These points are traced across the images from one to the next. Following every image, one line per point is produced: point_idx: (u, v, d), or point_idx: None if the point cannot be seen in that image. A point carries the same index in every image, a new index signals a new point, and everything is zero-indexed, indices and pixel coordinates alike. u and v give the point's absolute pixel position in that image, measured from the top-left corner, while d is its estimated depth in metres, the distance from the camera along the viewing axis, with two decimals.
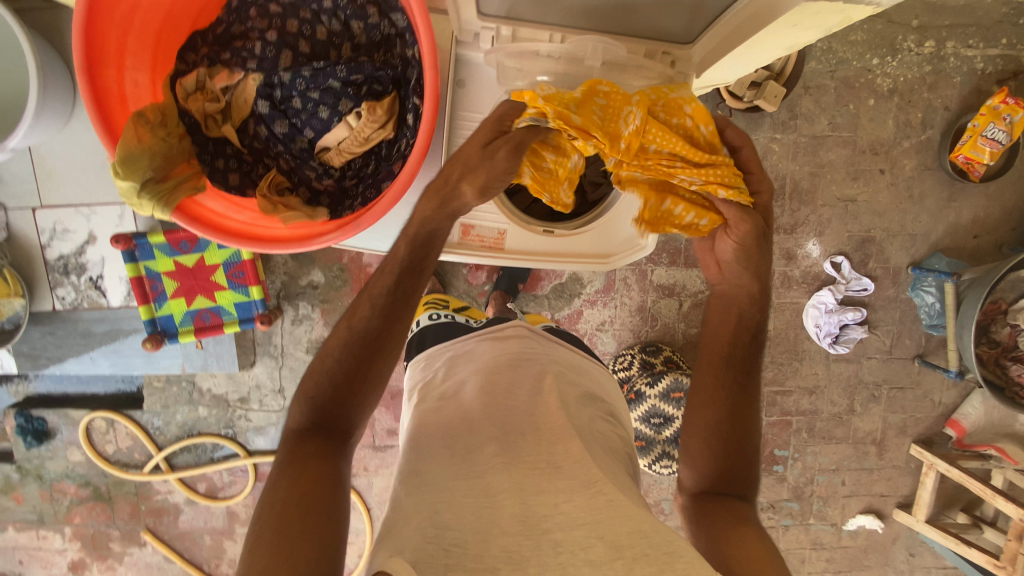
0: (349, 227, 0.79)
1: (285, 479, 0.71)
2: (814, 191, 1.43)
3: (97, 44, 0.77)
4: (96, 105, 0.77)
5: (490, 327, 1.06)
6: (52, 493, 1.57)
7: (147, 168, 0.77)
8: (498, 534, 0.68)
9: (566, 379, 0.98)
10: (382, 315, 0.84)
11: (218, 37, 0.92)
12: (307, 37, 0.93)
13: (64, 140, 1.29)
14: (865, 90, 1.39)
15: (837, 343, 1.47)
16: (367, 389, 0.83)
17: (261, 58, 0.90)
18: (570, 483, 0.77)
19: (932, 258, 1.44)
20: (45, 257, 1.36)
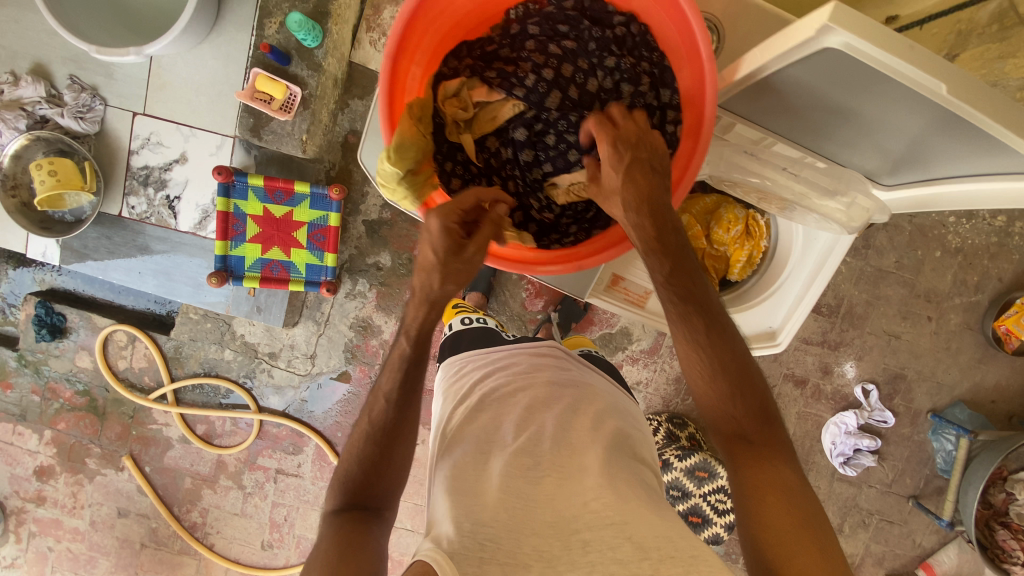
0: (572, 265, 0.80)
1: (328, 541, 0.71)
2: (865, 317, 1.51)
3: (407, 35, 0.77)
4: (387, 90, 0.76)
5: (523, 346, 1.00)
6: (44, 391, 1.51)
7: (412, 159, 0.77)
8: (529, 534, 0.67)
9: (597, 400, 0.89)
10: (398, 406, 0.81)
11: (485, 52, 0.86)
12: (578, 81, 0.84)
13: (191, 60, 1.29)
14: (934, 242, 1.47)
15: (847, 464, 1.54)
16: (396, 464, 0.80)
17: (529, 91, 0.83)
18: (599, 487, 0.71)
19: (954, 408, 1.52)
20: (129, 163, 1.34)
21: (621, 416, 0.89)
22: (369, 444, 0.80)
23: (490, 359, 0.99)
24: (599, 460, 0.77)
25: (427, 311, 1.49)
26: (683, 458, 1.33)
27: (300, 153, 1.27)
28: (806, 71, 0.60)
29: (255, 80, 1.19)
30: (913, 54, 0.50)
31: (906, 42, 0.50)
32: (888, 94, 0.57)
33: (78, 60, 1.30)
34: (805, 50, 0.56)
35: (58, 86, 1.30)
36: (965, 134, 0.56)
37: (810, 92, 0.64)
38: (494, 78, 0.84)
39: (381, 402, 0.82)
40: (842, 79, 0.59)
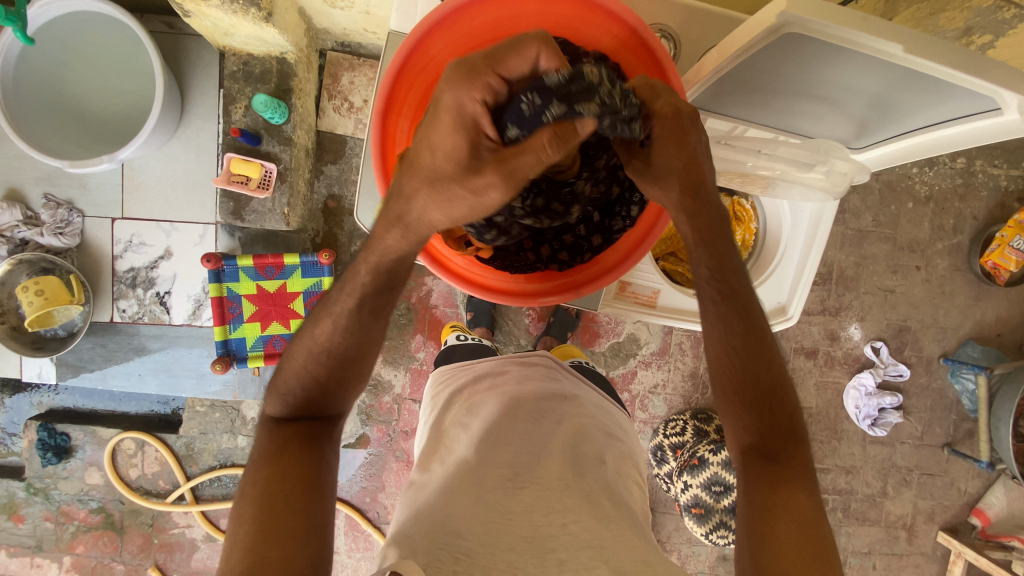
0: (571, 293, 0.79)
1: (268, 464, 0.68)
2: (857, 278, 1.55)
3: (394, 95, 0.81)
4: (379, 147, 0.81)
5: (513, 356, 1.00)
6: (57, 516, 1.46)
7: None
8: (504, 549, 0.64)
9: (580, 413, 0.90)
10: (353, 335, 0.72)
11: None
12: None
13: (162, 157, 1.32)
14: (905, 195, 1.53)
15: (875, 425, 1.54)
16: (351, 384, 0.76)
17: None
18: (576, 507, 0.71)
19: (965, 347, 1.54)
20: (115, 268, 1.35)
21: (607, 429, 0.90)
22: (318, 365, 0.72)
23: (477, 370, 0.98)
24: (583, 474, 0.77)
25: (432, 355, 1.47)
26: (717, 452, 1.31)
27: (283, 226, 1.30)
28: (769, 59, 0.65)
29: (230, 163, 1.23)
30: (866, 24, 0.56)
31: (856, 14, 0.56)
32: (850, 59, 0.61)
33: (51, 177, 1.31)
34: (766, 38, 0.60)
35: (33, 206, 1.31)
36: (927, 83, 0.61)
37: (772, 77, 0.68)
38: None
39: (334, 327, 0.71)
40: (802, 57, 0.63)
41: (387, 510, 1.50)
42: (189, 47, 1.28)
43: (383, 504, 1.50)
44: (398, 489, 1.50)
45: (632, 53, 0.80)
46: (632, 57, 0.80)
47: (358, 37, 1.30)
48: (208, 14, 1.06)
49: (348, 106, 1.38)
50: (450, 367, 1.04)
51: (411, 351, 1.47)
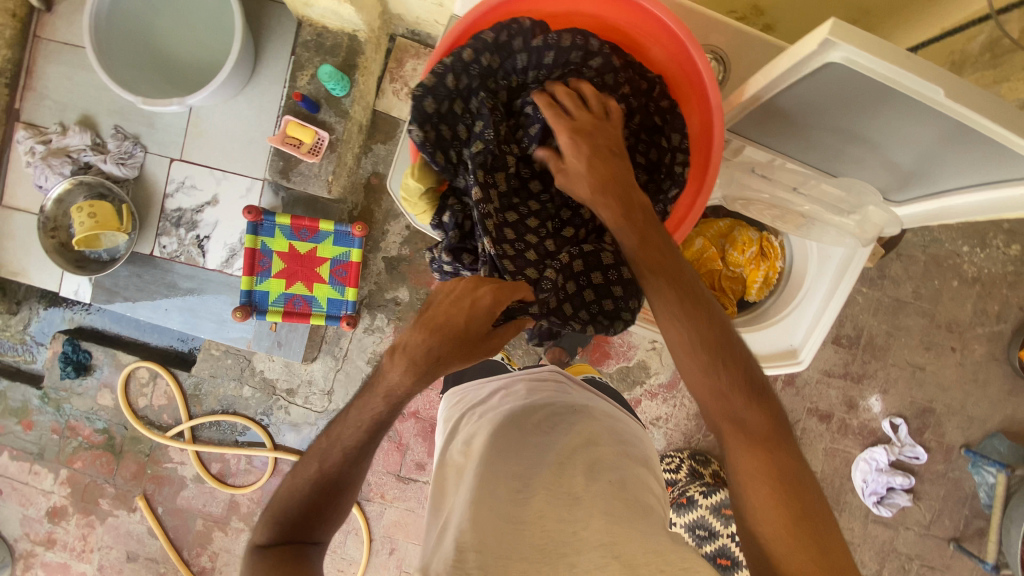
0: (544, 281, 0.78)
1: None
2: (887, 348, 1.49)
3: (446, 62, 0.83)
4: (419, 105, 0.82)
5: (526, 372, 0.99)
6: (64, 430, 1.53)
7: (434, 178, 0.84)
8: (519, 560, 0.61)
9: (590, 426, 0.88)
10: (354, 457, 0.72)
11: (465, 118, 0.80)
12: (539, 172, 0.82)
13: (226, 109, 1.39)
14: (950, 272, 1.47)
15: (880, 504, 1.47)
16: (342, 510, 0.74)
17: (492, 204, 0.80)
18: (591, 514, 0.69)
19: (990, 439, 1.47)
20: (163, 206, 1.42)
21: (620, 442, 0.88)
22: (315, 493, 0.71)
23: (488, 388, 0.97)
24: (598, 481, 0.75)
25: None
26: (709, 495, 1.29)
27: (325, 192, 1.34)
28: (808, 84, 0.64)
29: (286, 125, 1.29)
30: (907, 63, 0.54)
31: (899, 51, 0.53)
32: (899, 101, 0.59)
33: (124, 112, 1.40)
34: (811, 66, 0.60)
35: (102, 135, 1.40)
36: (977, 140, 0.59)
37: (812, 105, 0.68)
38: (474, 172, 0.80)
39: (340, 450, 0.72)
40: (845, 91, 0.63)
41: (370, 488, 1.51)
42: (271, 12, 1.35)
43: (367, 481, 1.51)
44: (384, 469, 1.51)
45: (682, 64, 0.82)
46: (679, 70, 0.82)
47: (429, 27, 1.35)
48: None
49: (406, 92, 1.43)
50: (460, 389, 1.02)
51: None
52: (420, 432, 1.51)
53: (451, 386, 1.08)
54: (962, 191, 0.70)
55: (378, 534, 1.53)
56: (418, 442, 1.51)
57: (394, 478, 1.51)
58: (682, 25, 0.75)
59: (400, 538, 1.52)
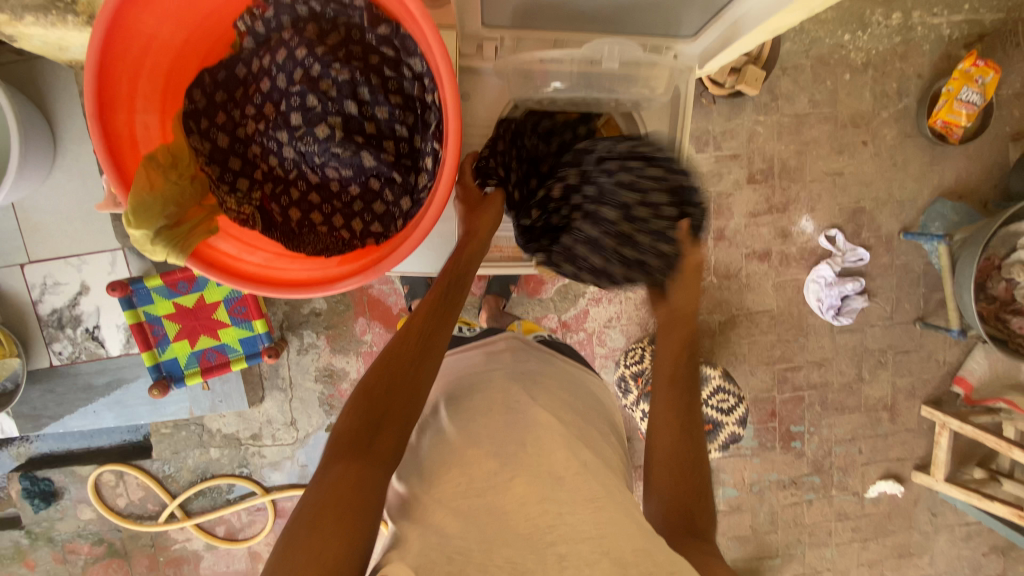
0: (370, 273, 0.61)
1: (329, 475, 0.62)
2: (801, 168, 1.46)
3: (109, 78, 0.58)
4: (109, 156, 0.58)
5: (483, 345, 0.97)
6: (65, 555, 1.52)
7: (164, 212, 0.59)
8: (499, 544, 0.61)
9: (567, 396, 0.86)
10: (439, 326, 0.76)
11: (232, 133, 0.70)
12: (374, 117, 0.72)
13: (48, 191, 1.26)
14: (840, 66, 1.42)
15: (840, 314, 1.47)
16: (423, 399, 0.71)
17: (313, 183, 0.74)
18: (571, 494, 0.67)
19: (937, 205, 1.47)
20: (38, 313, 1.33)
21: (586, 405, 0.88)
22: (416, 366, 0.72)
23: (463, 371, 0.90)
24: (576, 455, 0.73)
25: (381, 335, 1.46)
26: None
27: None
28: None
29: None
30: None
31: None
32: None
33: None
34: None
35: None
36: None
37: None
38: (254, 170, 0.72)
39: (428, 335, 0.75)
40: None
41: None
42: (41, 70, 1.20)
43: None
44: None
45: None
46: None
47: None
48: (30, 33, 1.00)
49: None
50: None
51: (357, 335, 1.45)
52: None
53: None
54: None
55: None
56: None
57: None
58: None
59: None
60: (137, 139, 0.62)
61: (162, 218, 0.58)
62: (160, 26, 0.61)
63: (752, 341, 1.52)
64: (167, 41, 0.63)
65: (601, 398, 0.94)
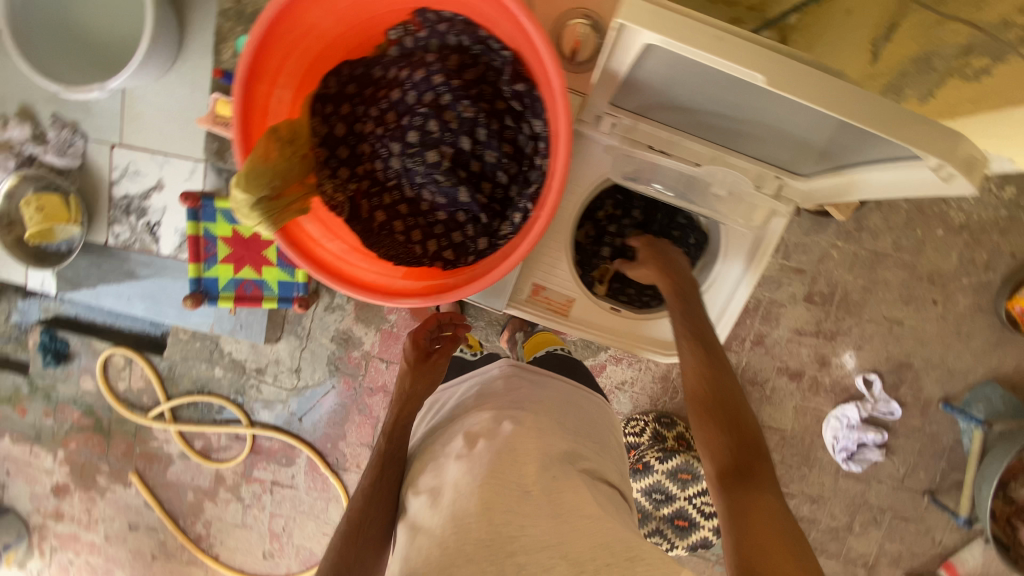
0: (429, 300, 0.64)
1: None
2: (862, 304, 1.42)
3: (267, 49, 0.62)
4: (241, 118, 0.62)
5: (478, 375, 0.97)
6: (55, 413, 1.60)
7: (272, 181, 0.61)
8: (465, 562, 0.63)
9: (557, 421, 0.84)
10: (371, 498, 0.85)
11: (350, 125, 0.73)
12: (481, 157, 0.75)
13: (158, 89, 1.33)
14: (935, 219, 1.38)
15: (851, 460, 1.45)
16: (372, 559, 0.81)
17: (406, 196, 0.77)
18: (537, 510, 0.68)
19: (986, 386, 1.42)
20: (111, 193, 1.41)
21: (584, 434, 0.86)
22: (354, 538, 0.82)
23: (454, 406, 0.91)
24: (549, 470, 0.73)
25: (405, 320, 1.49)
26: (664, 460, 1.37)
27: None
28: (663, 68, 0.59)
29: (214, 104, 1.23)
30: (726, 48, 0.49)
31: (710, 32, 0.48)
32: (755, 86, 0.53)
33: (59, 99, 1.37)
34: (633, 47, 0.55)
35: (41, 124, 1.39)
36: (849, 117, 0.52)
37: (677, 84, 0.62)
38: (357, 165, 0.74)
39: (360, 501, 0.85)
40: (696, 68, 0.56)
41: (345, 458, 1.56)
42: None
43: (342, 452, 1.56)
44: (359, 440, 1.56)
45: (525, 41, 0.61)
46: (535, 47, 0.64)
47: None
48: None
49: None
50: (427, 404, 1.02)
51: (384, 312, 1.49)
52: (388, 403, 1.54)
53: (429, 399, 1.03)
54: (874, 165, 0.60)
55: None
56: None
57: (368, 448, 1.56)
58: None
59: None
60: (269, 109, 0.66)
61: (268, 189, 0.60)
62: (322, 18, 0.64)
63: None
64: (324, 32, 0.66)
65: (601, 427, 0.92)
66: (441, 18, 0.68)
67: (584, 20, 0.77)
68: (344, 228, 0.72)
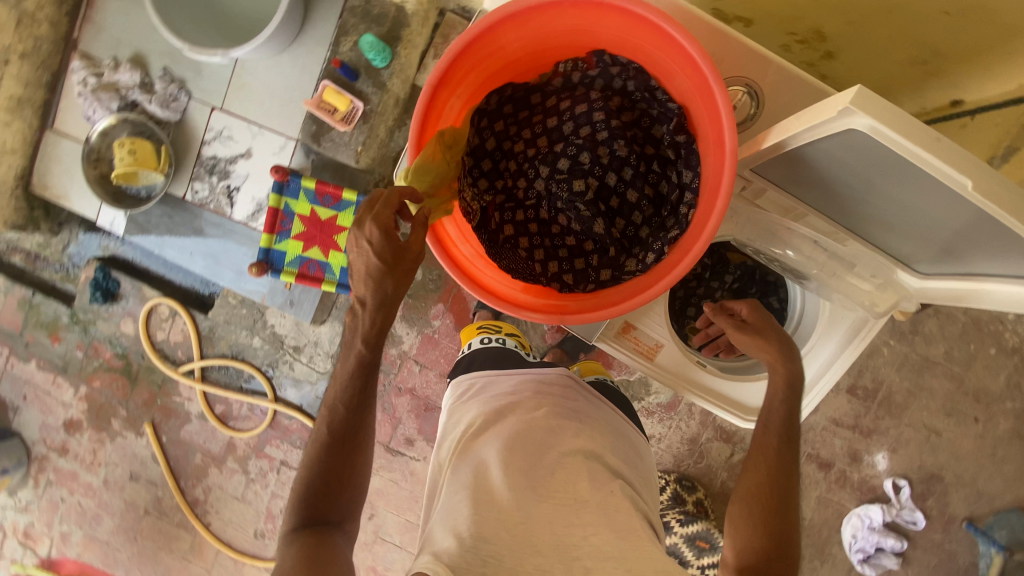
0: (556, 318, 0.75)
1: (289, 554, 0.74)
2: (903, 407, 1.42)
3: (459, 63, 0.75)
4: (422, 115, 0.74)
5: (533, 371, 0.95)
6: (88, 349, 1.62)
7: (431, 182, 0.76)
8: (531, 554, 0.65)
9: (601, 441, 0.84)
10: (355, 411, 0.83)
11: (500, 141, 0.86)
12: (623, 196, 0.85)
13: (270, 65, 1.39)
14: (990, 338, 1.39)
15: (866, 562, 1.42)
16: (355, 475, 0.83)
17: (541, 217, 0.87)
18: (597, 518, 0.70)
19: (1011, 513, 1.39)
20: (200, 152, 1.46)
21: (624, 452, 0.87)
22: (335, 450, 0.81)
23: (503, 387, 0.92)
24: (604, 491, 0.74)
25: (447, 327, 1.50)
26: (685, 525, 1.35)
27: (353, 162, 1.34)
28: (839, 149, 0.60)
29: (323, 91, 1.28)
30: (939, 148, 0.50)
31: (932, 133, 0.50)
32: (930, 185, 0.55)
33: (173, 55, 1.44)
34: (833, 125, 0.56)
35: (150, 75, 1.44)
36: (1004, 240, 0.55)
37: (842, 167, 0.64)
38: (498, 179, 0.88)
39: (342, 409, 0.82)
40: (872, 157, 0.58)
41: None
42: None
43: None
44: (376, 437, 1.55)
45: (706, 95, 0.71)
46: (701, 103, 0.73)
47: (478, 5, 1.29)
48: None
49: None
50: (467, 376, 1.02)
51: (429, 316, 1.50)
52: (413, 407, 1.53)
53: (457, 373, 1.05)
54: (1004, 279, 0.61)
55: None
56: (410, 418, 1.53)
57: (384, 447, 1.55)
58: (699, 52, 0.65)
59: (381, 505, 1.56)
60: (443, 111, 0.79)
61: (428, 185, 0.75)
62: (511, 42, 0.77)
63: None
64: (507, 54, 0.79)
65: (639, 450, 0.93)
66: (615, 62, 0.80)
67: (744, 90, 0.80)
68: (473, 234, 0.85)
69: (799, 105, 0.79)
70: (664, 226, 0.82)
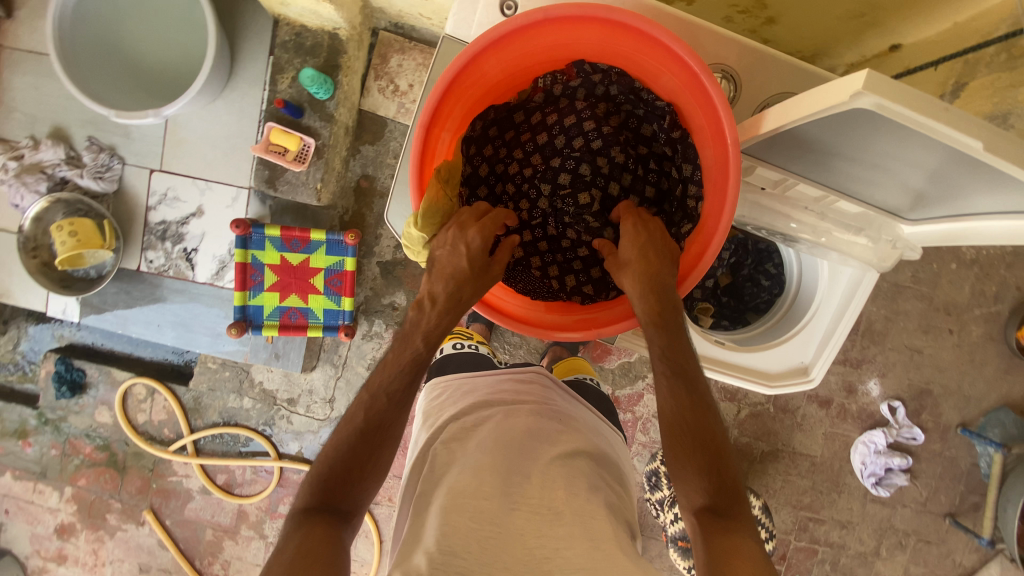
0: (592, 333, 0.82)
1: (292, 538, 0.61)
2: (885, 333, 1.50)
3: (444, 103, 0.80)
4: (418, 160, 0.79)
5: (509, 370, 0.97)
6: (64, 447, 1.51)
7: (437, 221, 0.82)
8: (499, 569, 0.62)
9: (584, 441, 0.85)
10: (397, 398, 0.74)
11: (493, 165, 0.91)
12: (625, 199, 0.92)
13: (205, 115, 1.33)
14: (949, 254, 1.48)
15: (879, 485, 1.50)
16: (381, 472, 0.72)
17: (549, 233, 0.94)
18: (568, 531, 0.67)
19: (1000, 411, 1.50)
20: (147, 219, 1.37)
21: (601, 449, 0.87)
22: (358, 441, 0.70)
23: (480, 391, 0.91)
24: (584, 497, 0.72)
25: None
26: None
27: (314, 201, 1.29)
28: (837, 125, 0.62)
29: (269, 133, 1.23)
30: (947, 117, 0.52)
31: (941, 103, 0.52)
32: (929, 145, 0.58)
33: (96, 122, 1.35)
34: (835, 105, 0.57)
35: (76, 148, 1.35)
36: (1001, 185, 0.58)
37: (836, 138, 0.65)
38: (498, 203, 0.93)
39: (381, 399, 0.73)
40: (873, 127, 0.60)
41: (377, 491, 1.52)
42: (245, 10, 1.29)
43: None
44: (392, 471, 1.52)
45: (691, 93, 0.78)
46: (692, 100, 0.78)
47: (413, 20, 1.26)
48: None
49: (393, 89, 1.35)
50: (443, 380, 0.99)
51: None
52: None
53: (433, 376, 1.02)
54: (994, 215, 0.64)
55: (387, 535, 1.54)
56: None
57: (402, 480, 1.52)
58: (682, 50, 0.71)
59: None
60: (436, 148, 0.85)
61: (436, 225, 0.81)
62: (492, 69, 0.81)
63: (787, 480, 1.52)
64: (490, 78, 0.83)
65: (612, 444, 0.93)
66: (596, 70, 0.84)
67: (721, 75, 0.82)
68: None
69: (758, 75, 0.81)
70: (674, 219, 0.89)
